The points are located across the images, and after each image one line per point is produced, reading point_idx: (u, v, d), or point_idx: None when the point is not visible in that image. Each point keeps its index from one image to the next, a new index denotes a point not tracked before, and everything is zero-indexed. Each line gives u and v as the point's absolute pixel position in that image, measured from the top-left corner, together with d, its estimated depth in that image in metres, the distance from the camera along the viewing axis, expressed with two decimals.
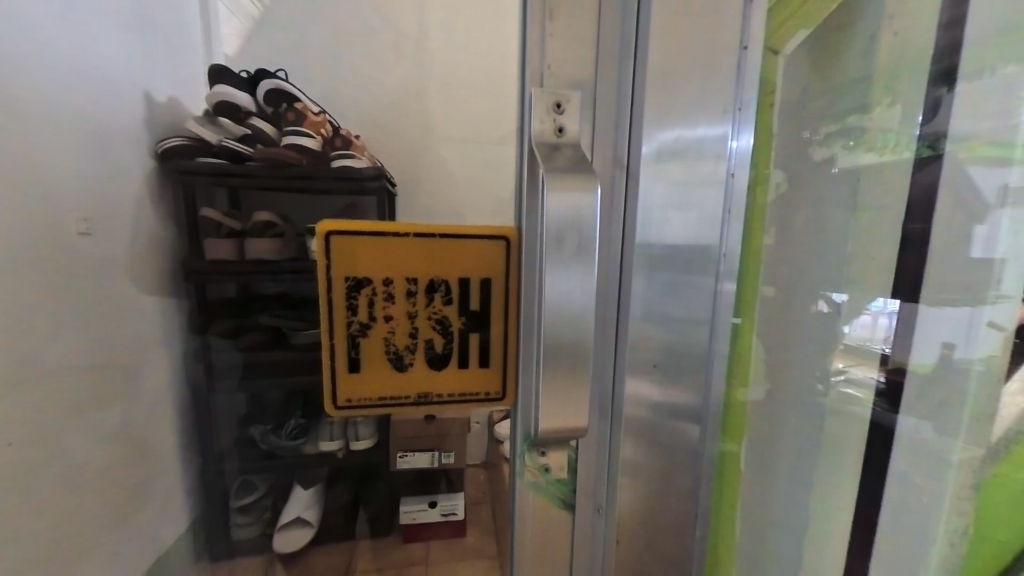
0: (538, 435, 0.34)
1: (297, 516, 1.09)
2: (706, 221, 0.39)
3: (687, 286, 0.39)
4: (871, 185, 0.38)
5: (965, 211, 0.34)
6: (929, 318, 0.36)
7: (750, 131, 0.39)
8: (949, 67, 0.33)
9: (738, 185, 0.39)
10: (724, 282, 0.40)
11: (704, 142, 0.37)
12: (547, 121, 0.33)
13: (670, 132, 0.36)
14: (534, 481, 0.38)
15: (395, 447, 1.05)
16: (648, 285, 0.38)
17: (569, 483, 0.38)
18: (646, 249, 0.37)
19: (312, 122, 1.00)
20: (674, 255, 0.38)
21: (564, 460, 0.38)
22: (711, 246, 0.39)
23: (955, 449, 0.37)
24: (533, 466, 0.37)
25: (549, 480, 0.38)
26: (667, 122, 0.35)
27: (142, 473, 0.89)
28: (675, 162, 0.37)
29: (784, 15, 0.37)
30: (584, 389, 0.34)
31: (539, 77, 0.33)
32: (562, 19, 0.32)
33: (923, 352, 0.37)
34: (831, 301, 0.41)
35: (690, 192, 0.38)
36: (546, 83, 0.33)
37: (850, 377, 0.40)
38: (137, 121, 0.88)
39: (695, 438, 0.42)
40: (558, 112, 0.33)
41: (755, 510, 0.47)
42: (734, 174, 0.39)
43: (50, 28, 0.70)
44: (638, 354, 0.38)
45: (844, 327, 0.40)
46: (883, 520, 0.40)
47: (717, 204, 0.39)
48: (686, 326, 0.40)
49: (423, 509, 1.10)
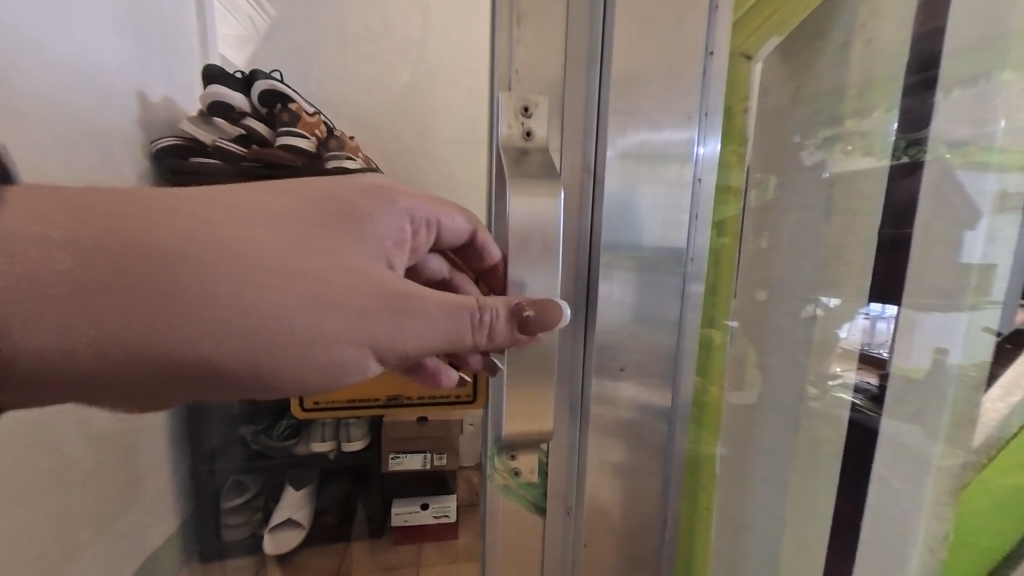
0: (505, 436, 0.35)
1: (288, 517, 1.08)
2: (676, 224, 0.39)
3: (657, 286, 0.39)
4: (849, 191, 0.38)
5: (945, 217, 0.34)
6: (917, 321, 0.36)
7: (716, 138, 0.39)
8: (928, 76, 0.34)
9: (704, 190, 0.39)
10: (692, 282, 0.40)
11: (671, 146, 0.37)
12: (515, 125, 0.33)
13: (635, 134, 0.36)
14: (504, 484, 0.38)
15: (388, 448, 1.07)
16: (619, 286, 0.38)
17: (540, 486, 0.39)
18: (613, 251, 0.37)
19: (309, 123, 1.01)
20: (644, 259, 0.38)
21: (535, 463, 0.38)
22: (679, 248, 0.39)
23: (938, 453, 0.37)
24: (503, 470, 0.38)
25: (519, 483, 0.38)
26: (632, 126, 0.36)
27: (133, 473, 0.89)
28: (640, 166, 0.37)
29: (759, 20, 0.37)
30: (547, 393, 0.34)
31: (507, 82, 0.33)
32: (530, 24, 0.33)
33: (910, 355, 0.37)
34: (824, 306, 0.40)
35: (657, 196, 0.38)
36: (514, 87, 0.33)
37: (842, 380, 0.40)
38: (132, 122, 0.89)
39: (664, 437, 0.42)
40: (525, 116, 0.33)
41: (734, 513, 0.46)
42: (700, 180, 0.39)
43: (50, 29, 0.71)
44: (608, 356, 0.39)
45: (840, 331, 0.39)
46: (865, 524, 0.40)
47: (687, 208, 0.39)
48: (658, 326, 0.40)
49: (414, 511, 1.10)
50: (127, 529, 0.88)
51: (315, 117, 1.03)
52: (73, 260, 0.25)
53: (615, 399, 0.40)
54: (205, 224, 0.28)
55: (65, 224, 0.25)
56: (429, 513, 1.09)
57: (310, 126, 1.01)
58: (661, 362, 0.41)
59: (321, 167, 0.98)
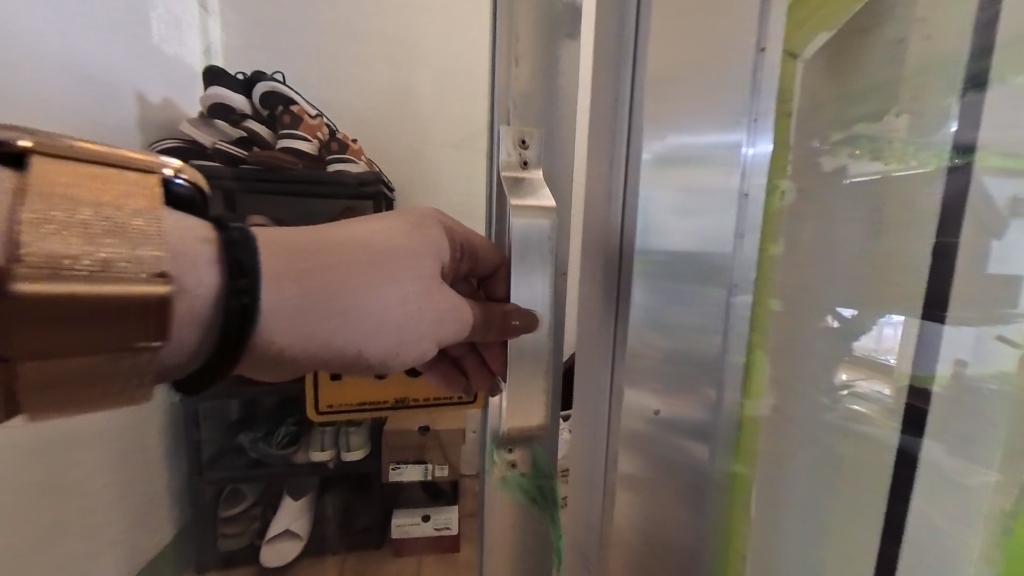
0: (503, 428, 0.40)
1: (285, 528, 1.03)
2: (717, 235, 0.36)
3: (696, 294, 0.36)
4: (894, 197, 0.34)
5: (982, 223, 0.31)
6: (940, 335, 0.33)
7: (766, 140, 0.35)
8: (979, 70, 0.30)
9: (752, 202, 0.36)
10: (739, 294, 0.36)
11: (714, 149, 0.35)
12: (514, 153, 0.39)
13: (669, 133, 0.35)
14: (501, 478, 0.41)
15: (387, 459, 1.04)
16: (650, 292, 0.36)
17: (534, 479, 0.41)
18: (644, 254, 0.35)
19: (313, 126, 1.00)
20: (673, 263, 0.36)
21: (528, 458, 0.41)
22: (723, 257, 0.36)
23: (990, 486, 0.33)
24: (501, 464, 0.41)
25: (514, 476, 0.41)
26: (665, 127, 0.34)
27: (127, 481, 0.86)
28: (676, 168, 0.35)
29: (804, 15, 0.35)
30: (538, 391, 0.40)
31: (506, 114, 0.38)
32: (525, 63, 0.38)
33: (918, 359, 0.34)
34: (840, 317, 0.37)
35: (696, 202, 0.35)
36: (512, 119, 0.39)
37: (855, 391, 0.37)
38: (130, 122, 0.87)
39: (704, 461, 0.38)
40: (522, 146, 0.39)
41: (759, 543, 0.43)
42: (748, 191, 0.36)
43: (47, 27, 0.69)
44: (633, 363, 0.36)
45: (855, 341, 0.37)
46: (904, 557, 0.37)
47: (734, 220, 0.36)
48: (696, 339, 0.37)
49: (416, 523, 1.05)
50: (120, 540, 0.85)
51: (318, 119, 1.01)
52: (296, 288, 0.34)
53: (626, 409, 0.37)
54: (330, 253, 0.36)
55: (278, 257, 0.34)
56: (429, 526, 1.05)
57: (312, 130, 0.99)
58: (684, 373, 0.37)
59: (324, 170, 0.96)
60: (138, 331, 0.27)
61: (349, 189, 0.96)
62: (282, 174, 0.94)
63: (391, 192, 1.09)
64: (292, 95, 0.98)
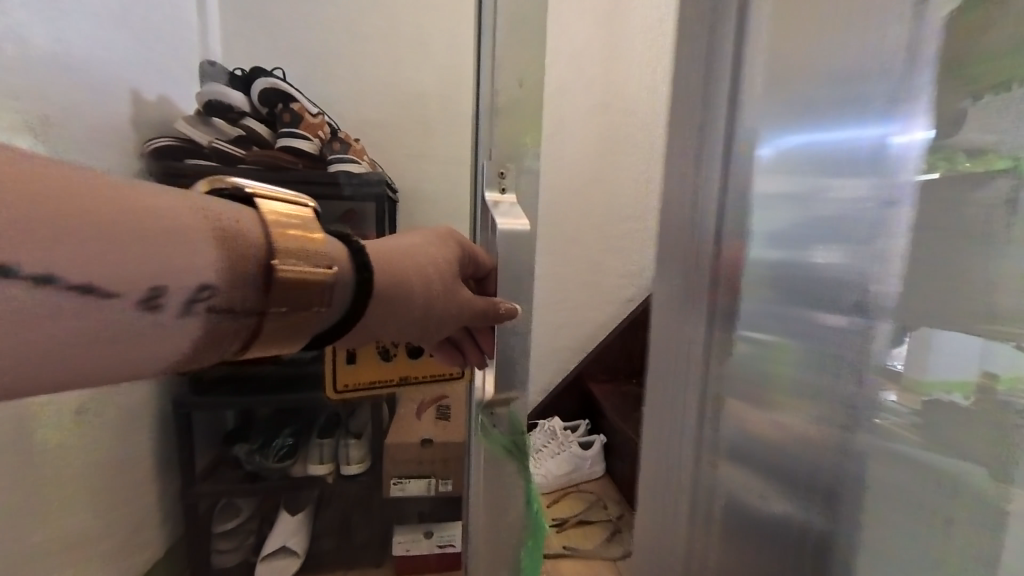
0: (486, 397, 0.65)
1: (282, 544, 0.99)
2: (861, 257, 0.39)
3: (817, 307, 0.41)
4: None
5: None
6: (949, 343, 0.36)
7: (922, 142, 0.36)
8: None
9: (897, 220, 0.37)
10: (878, 317, 0.39)
11: (852, 171, 0.39)
12: (494, 184, 0.63)
13: (772, 130, 0.42)
14: (488, 431, 0.66)
15: (389, 472, 0.99)
16: (767, 304, 0.43)
17: (507, 434, 0.65)
18: (773, 270, 0.43)
19: (314, 123, 0.95)
20: (839, 278, 0.40)
21: (506, 419, 0.65)
22: (861, 278, 0.39)
23: None
24: (487, 421, 0.66)
25: (496, 433, 0.65)
26: (780, 163, 0.42)
27: (116, 497, 0.82)
28: (784, 196, 0.42)
29: None
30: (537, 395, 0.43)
31: (489, 158, 0.64)
32: (503, 123, 0.64)
33: (929, 367, 0.37)
34: (884, 331, 0.38)
35: (819, 228, 0.41)
36: (493, 162, 0.64)
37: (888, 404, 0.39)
38: (124, 120, 0.83)
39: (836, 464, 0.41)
40: (500, 176, 0.64)
41: None
42: (895, 208, 0.37)
43: (36, 20, 0.64)
44: (782, 368, 0.43)
45: (884, 355, 0.38)
46: None
47: (878, 242, 0.38)
48: (836, 356, 0.41)
49: (418, 539, 1.01)
50: (107, 559, 0.80)
51: (319, 116, 0.97)
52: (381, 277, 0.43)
53: (700, 364, 0.47)
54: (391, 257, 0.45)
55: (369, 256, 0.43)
56: (432, 542, 1.01)
57: (313, 127, 0.95)
58: (801, 373, 0.42)
59: (325, 171, 0.92)
60: (305, 298, 0.33)
61: (350, 190, 0.92)
62: (281, 175, 0.91)
63: (394, 194, 1.06)
64: (293, 92, 0.94)
